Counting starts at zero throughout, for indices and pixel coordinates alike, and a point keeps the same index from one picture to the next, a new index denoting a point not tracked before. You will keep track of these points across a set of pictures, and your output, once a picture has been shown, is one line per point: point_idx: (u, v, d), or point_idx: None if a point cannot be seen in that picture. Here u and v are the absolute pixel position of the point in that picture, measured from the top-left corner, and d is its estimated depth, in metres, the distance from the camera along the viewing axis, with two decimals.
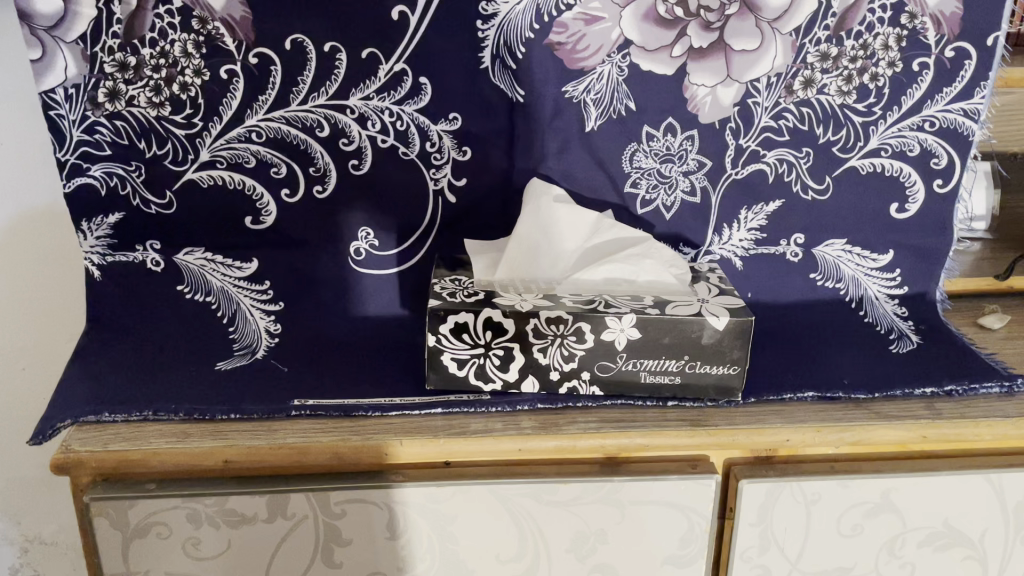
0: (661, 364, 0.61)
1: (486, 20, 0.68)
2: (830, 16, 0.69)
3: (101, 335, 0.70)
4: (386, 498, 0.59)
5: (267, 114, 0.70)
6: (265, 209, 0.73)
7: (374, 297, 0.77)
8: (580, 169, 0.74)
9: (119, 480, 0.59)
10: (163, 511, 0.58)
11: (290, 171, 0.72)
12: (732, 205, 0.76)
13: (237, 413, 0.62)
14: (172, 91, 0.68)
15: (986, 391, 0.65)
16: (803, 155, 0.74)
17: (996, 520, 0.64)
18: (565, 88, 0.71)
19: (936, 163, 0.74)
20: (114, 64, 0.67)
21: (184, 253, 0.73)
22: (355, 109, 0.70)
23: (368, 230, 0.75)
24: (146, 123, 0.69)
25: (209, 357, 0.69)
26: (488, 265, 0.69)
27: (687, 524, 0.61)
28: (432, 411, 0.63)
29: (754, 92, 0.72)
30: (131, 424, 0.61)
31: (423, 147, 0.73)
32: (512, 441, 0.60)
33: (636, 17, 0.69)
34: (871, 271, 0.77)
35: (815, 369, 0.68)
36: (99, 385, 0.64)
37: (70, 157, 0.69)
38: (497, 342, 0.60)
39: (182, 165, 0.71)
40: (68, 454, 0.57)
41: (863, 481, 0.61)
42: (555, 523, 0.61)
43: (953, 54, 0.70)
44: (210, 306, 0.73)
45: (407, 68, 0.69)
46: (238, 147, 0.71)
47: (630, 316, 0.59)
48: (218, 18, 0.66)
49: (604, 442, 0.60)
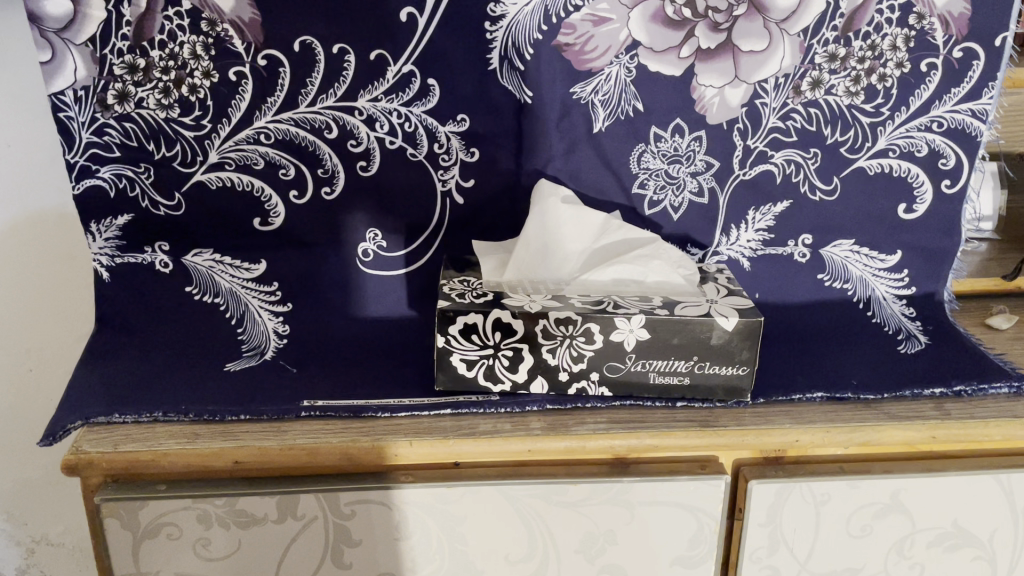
0: (670, 364, 0.61)
1: (494, 21, 0.68)
2: (838, 17, 0.69)
3: (110, 336, 0.70)
4: (395, 499, 0.59)
5: (276, 115, 0.70)
6: (273, 210, 0.73)
7: (382, 298, 0.77)
8: (588, 170, 0.74)
9: (128, 481, 0.59)
10: (173, 512, 0.58)
11: (298, 172, 0.72)
12: (740, 205, 0.76)
13: (246, 414, 0.62)
14: (181, 93, 0.68)
15: (995, 391, 0.65)
16: (811, 156, 0.74)
17: (1005, 520, 0.64)
18: (573, 88, 0.71)
19: (944, 163, 0.74)
20: (123, 67, 0.67)
21: (192, 254, 0.74)
22: (363, 110, 0.71)
23: (375, 232, 0.75)
24: (154, 125, 0.69)
25: (218, 358, 0.69)
26: (496, 266, 0.69)
27: (697, 525, 0.62)
28: (442, 412, 0.63)
29: (762, 93, 0.72)
30: (141, 425, 0.61)
31: (430, 148, 0.73)
32: (521, 442, 0.60)
33: (645, 18, 0.69)
34: (879, 272, 0.78)
35: (824, 370, 0.68)
36: (109, 386, 0.64)
37: (79, 158, 0.69)
38: (506, 343, 0.61)
39: (190, 167, 0.71)
40: (78, 455, 0.58)
41: (872, 481, 0.61)
42: (564, 524, 0.61)
43: (961, 55, 0.70)
44: (218, 306, 0.74)
45: (415, 70, 0.70)
46: (247, 148, 0.71)
47: (639, 316, 0.59)
48: (227, 20, 0.66)
49: (613, 443, 0.60)
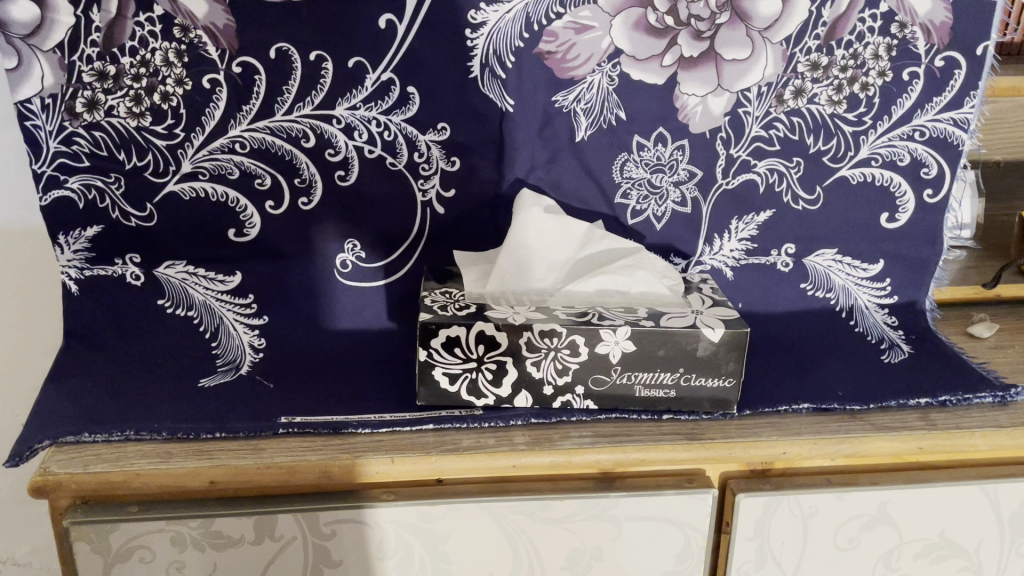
0: (656, 377, 0.60)
1: (475, 28, 0.67)
2: (820, 25, 0.69)
3: (79, 352, 0.68)
4: (377, 518, 0.57)
5: (251, 124, 0.68)
6: (249, 221, 0.72)
7: (362, 311, 0.75)
8: (570, 179, 0.73)
9: (99, 503, 0.57)
10: (146, 534, 0.56)
11: (275, 182, 0.71)
12: (723, 214, 0.76)
13: (221, 431, 0.60)
14: (153, 100, 0.67)
15: (980, 401, 0.65)
16: (793, 165, 0.74)
17: (991, 530, 0.63)
18: (555, 97, 0.70)
19: (926, 172, 0.74)
20: (93, 74, 0.65)
21: (165, 266, 0.72)
22: (341, 118, 0.69)
23: (354, 243, 0.74)
24: (125, 134, 0.67)
25: (191, 374, 0.67)
26: (478, 277, 0.68)
27: (684, 540, 0.61)
28: (424, 428, 0.61)
29: (745, 101, 0.71)
30: (112, 444, 0.59)
31: (410, 157, 0.71)
32: (506, 457, 0.59)
33: (627, 26, 0.68)
34: (862, 281, 0.77)
35: (808, 381, 0.67)
36: (77, 405, 0.62)
37: (47, 168, 0.67)
38: (490, 356, 0.59)
39: (162, 176, 0.69)
40: (46, 476, 0.55)
41: (859, 493, 0.60)
42: (550, 540, 0.60)
43: (943, 64, 0.71)
44: (192, 321, 0.71)
45: (394, 78, 0.68)
46: (221, 157, 0.69)
47: (625, 328, 0.58)
48: (201, 27, 0.65)
49: (600, 458, 0.59)
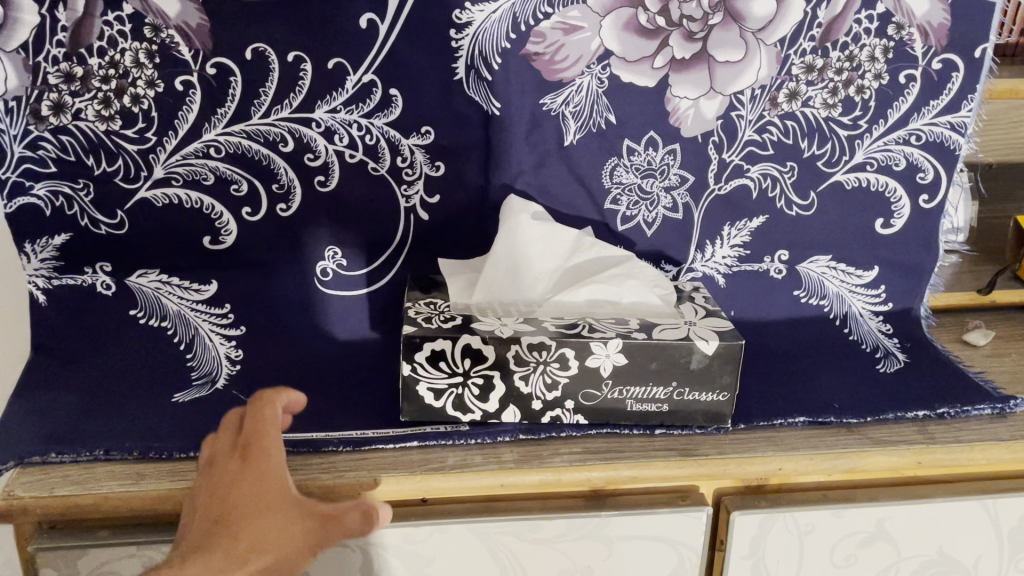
0: (648, 391, 0.58)
1: (460, 29, 0.65)
2: (815, 26, 0.67)
3: (46, 366, 0.65)
4: (360, 540, 0.55)
5: (227, 128, 0.66)
6: (225, 228, 0.69)
7: (342, 320, 0.73)
8: (559, 184, 0.71)
9: (67, 527, 0.55)
10: (116, 560, 0.54)
11: (252, 188, 0.68)
12: (714, 220, 0.74)
13: (196, 451, 0.57)
14: (123, 103, 0.64)
15: (978, 413, 0.63)
16: (787, 170, 0.72)
17: (990, 545, 0.62)
18: (543, 100, 0.68)
19: (922, 177, 0.72)
20: (59, 75, 0.62)
21: (137, 275, 0.69)
22: (321, 122, 0.67)
23: (334, 250, 0.71)
24: (94, 138, 0.64)
25: (164, 388, 0.64)
26: (464, 287, 0.65)
27: (677, 559, 0.59)
28: (408, 445, 0.59)
29: (738, 105, 0.69)
30: (81, 465, 0.56)
31: (393, 161, 0.69)
32: (493, 476, 0.57)
33: (617, 26, 0.66)
34: (856, 287, 0.76)
35: (804, 393, 0.66)
36: (44, 423, 0.59)
37: (11, 174, 0.64)
38: (476, 370, 0.57)
39: (134, 182, 0.66)
40: (9, 501, 0.53)
41: (857, 510, 0.59)
42: (540, 561, 0.58)
43: (940, 66, 0.69)
44: (165, 332, 0.69)
45: (376, 80, 0.66)
46: (195, 162, 0.66)
47: (616, 341, 0.56)
48: (173, 26, 0.62)
49: (590, 476, 0.57)
